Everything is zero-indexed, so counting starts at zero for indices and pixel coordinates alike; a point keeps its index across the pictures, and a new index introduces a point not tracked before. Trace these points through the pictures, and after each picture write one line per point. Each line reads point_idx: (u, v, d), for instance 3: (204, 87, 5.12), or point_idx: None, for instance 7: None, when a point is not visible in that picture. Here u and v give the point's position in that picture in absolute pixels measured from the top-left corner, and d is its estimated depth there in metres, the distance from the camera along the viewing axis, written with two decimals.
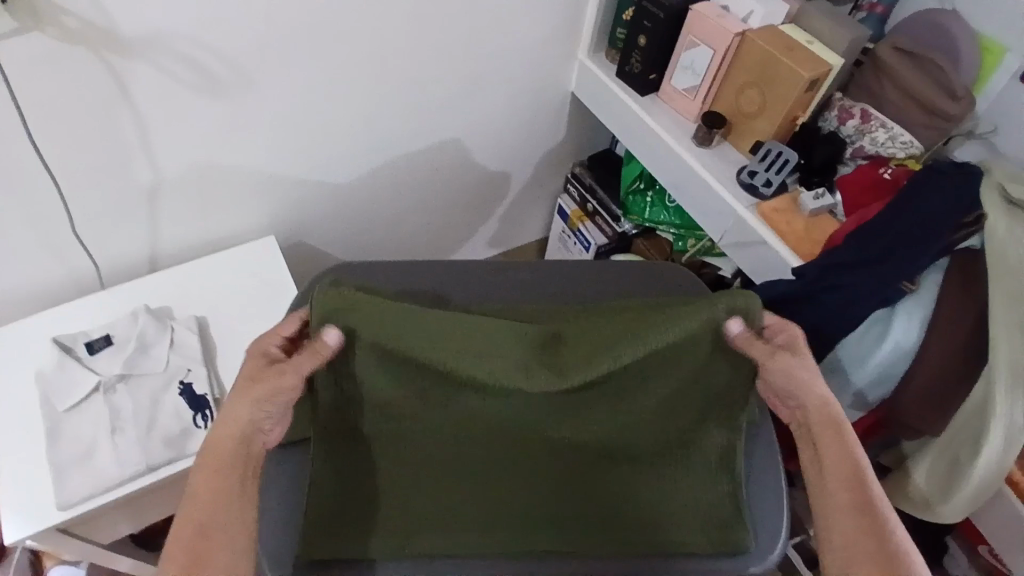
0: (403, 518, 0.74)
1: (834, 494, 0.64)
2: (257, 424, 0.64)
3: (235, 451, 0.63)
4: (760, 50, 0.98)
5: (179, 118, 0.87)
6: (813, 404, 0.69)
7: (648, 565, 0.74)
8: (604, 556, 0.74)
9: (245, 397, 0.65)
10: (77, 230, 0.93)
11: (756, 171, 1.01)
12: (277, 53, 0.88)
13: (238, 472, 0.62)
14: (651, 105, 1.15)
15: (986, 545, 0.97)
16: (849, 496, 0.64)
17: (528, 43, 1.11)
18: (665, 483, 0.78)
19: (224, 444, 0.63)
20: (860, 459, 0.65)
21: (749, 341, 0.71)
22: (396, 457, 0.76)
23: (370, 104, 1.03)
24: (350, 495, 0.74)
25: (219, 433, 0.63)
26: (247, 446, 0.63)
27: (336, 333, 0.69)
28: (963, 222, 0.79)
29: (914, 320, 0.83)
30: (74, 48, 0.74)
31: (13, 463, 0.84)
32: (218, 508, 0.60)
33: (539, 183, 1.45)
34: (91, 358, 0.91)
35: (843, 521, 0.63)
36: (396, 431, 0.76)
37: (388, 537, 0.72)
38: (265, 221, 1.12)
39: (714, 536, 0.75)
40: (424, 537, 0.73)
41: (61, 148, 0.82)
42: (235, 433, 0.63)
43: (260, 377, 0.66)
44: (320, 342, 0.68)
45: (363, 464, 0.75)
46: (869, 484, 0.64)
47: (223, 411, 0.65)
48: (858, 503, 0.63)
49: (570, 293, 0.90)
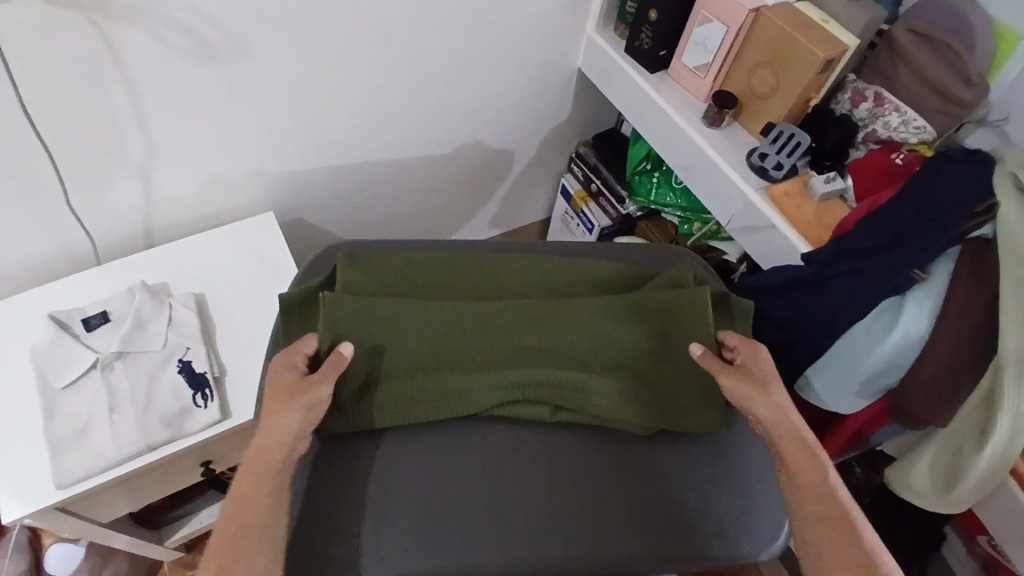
0: (406, 411, 0.74)
1: (802, 502, 0.65)
2: (294, 434, 0.66)
3: (276, 464, 0.65)
4: (774, 28, 0.96)
5: (173, 88, 0.84)
6: (768, 412, 0.70)
7: (648, 496, 0.74)
8: (609, 488, 0.74)
9: (272, 422, 0.66)
10: (72, 204, 0.91)
11: (767, 154, 1.00)
12: (273, 20, 0.85)
13: (276, 480, 0.64)
14: (660, 82, 1.12)
15: (985, 536, 0.98)
16: (815, 504, 0.64)
17: (535, 18, 1.08)
18: (666, 451, 0.77)
19: (268, 454, 0.65)
20: (824, 465, 0.67)
21: (709, 358, 0.73)
22: (397, 393, 0.74)
23: (369, 75, 1.00)
24: (364, 393, 0.74)
25: (260, 445, 0.66)
26: (288, 456, 0.66)
27: (351, 349, 0.72)
28: (976, 210, 0.78)
29: (924, 310, 0.81)
30: (63, 13, 0.71)
31: (10, 441, 0.83)
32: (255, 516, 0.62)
33: (542, 162, 1.43)
34: (88, 334, 0.90)
35: (807, 529, 0.63)
36: (402, 379, 0.75)
37: (396, 414, 0.73)
38: (263, 198, 1.10)
39: (710, 459, 0.77)
40: (426, 407, 0.74)
41: (56, 121, 0.80)
42: (276, 444, 0.66)
43: (294, 391, 0.68)
44: (338, 356, 0.71)
45: (362, 390, 0.74)
46: (836, 490, 0.65)
47: (266, 425, 0.67)
48: (825, 510, 0.64)
49: (548, 247, 0.92)
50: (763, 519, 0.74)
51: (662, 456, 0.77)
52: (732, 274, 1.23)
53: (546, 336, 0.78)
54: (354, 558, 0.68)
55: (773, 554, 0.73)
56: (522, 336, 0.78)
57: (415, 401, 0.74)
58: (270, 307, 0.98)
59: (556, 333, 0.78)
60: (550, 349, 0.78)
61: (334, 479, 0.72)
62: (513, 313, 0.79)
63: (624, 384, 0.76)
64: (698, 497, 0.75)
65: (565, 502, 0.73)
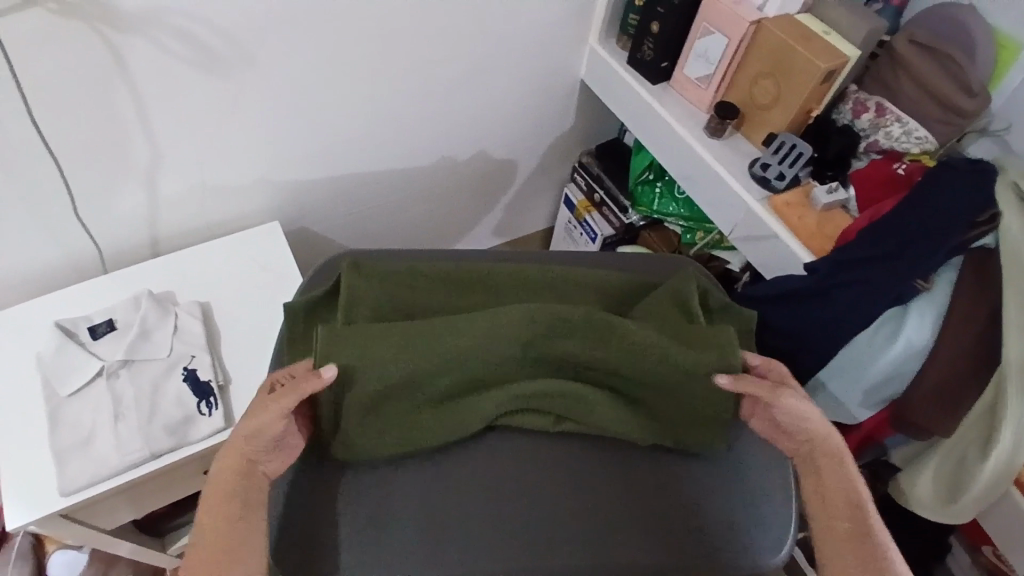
0: (400, 432, 0.74)
1: (833, 518, 0.68)
2: (248, 456, 0.66)
3: (234, 485, 0.65)
4: (776, 40, 0.96)
5: (179, 97, 0.85)
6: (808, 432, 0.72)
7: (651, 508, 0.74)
8: (611, 498, 0.74)
9: (243, 441, 0.67)
10: (78, 212, 0.92)
11: (769, 164, 1.00)
12: (277, 29, 0.85)
13: (239, 502, 0.65)
14: (662, 93, 1.13)
15: (990, 546, 0.98)
16: (847, 522, 0.67)
17: (538, 29, 1.09)
18: (669, 461, 0.77)
19: (227, 477, 0.66)
20: (858, 484, 0.69)
21: (745, 384, 0.73)
22: (392, 419, 0.74)
23: (373, 85, 1.01)
24: (355, 421, 0.73)
25: (220, 470, 0.66)
26: (246, 477, 0.66)
27: (333, 369, 0.70)
28: (977, 220, 0.79)
29: (926, 319, 0.81)
30: (69, 22, 0.71)
31: (15, 449, 0.84)
32: (226, 537, 0.63)
33: (545, 171, 1.43)
34: (94, 343, 0.90)
35: (840, 554, 0.66)
36: (393, 403, 0.74)
37: (376, 437, 0.73)
38: (267, 207, 1.11)
39: (714, 470, 0.77)
40: (417, 428, 0.74)
41: (62, 130, 0.81)
42: (234, 466, 0.66)
43: (254, 411, 0.68)
44: (315, 375, 0.69)
45: (353, 420, 0.73)
46: (867, 510, 0.68)
47: (224, 450, 0.67)
48: (854, 529, 0.67)
49: (550, 258, 0.92)
50: (767, 530, 0.74)
51: (665, 467, 0.77)
52: (735, 283, 1.23)
53: (541, 353, 0.76)
54: (356, 566, 0.68)
55: (776, 565, 0.73)
56: (515, 350, 0.75)
57: (408, 423, 0.74)
58: (275, 315, 0.99)
59: (548, 348, 0.76)
60: (549, 363, 0.77)
61: (336, 487, 0.72)
62: (504, 329, 0.75)
63: (625, 403, 0.77)
64: (702, 508, 0.75)
65: (567, 511, 0.73)
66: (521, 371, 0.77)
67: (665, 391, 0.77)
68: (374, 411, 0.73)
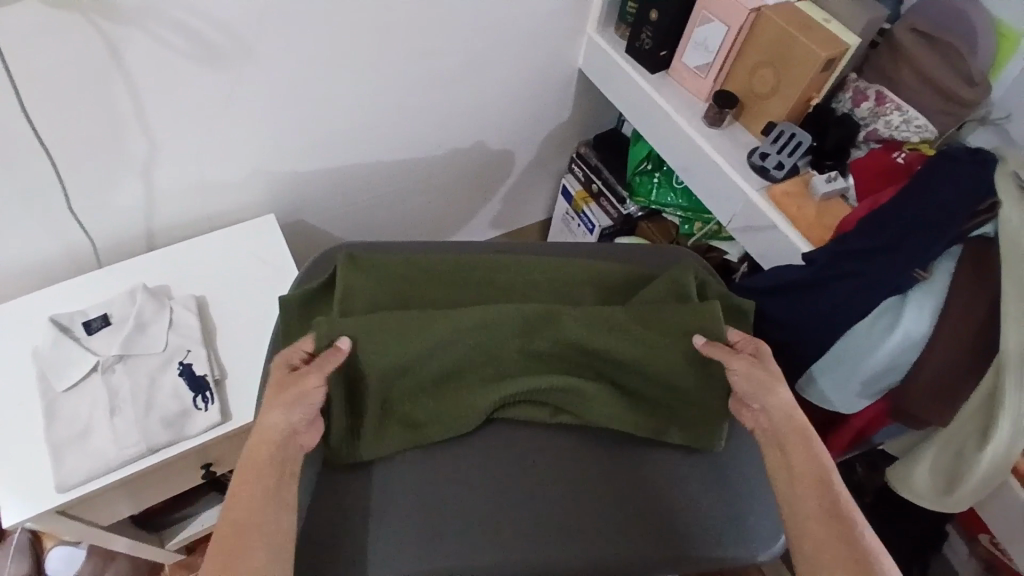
0: (405, 423, 0.74)
1: (801, 492, 0.64)
2: (286, 427, 0.66)
3: (270, 456, 0.64)
4: (775, 28, 0.95)
5: (175, 90, 0.85)
6: (779, 409, 0.69)
7: (649, 500, 0.74)
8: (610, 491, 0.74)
9: (281, 410, 0.66)
10: (72, 206, 0.91)
11: (767, 154, 1.00)
12: (274, 22, 0.85)
13: (275, 473, 0.63)
14: (660, 82, 1.12)
15: (986, 534, 0.98)
16: (815, 497, 0.63)
17: (536, 18, 1.08)
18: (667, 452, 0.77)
19: (264, 448, 0.64)
20: (826, 462, 0.65)
21: (711, 348, 0.74)
22: (400, 405, 0.74)
23: (369, 76, 1.00)
24: (359, 410, 0.73)
25: (256, 442, 0.65)
26: (283, 449, 0.65)
27: (348, 342, 0.71)
28: (977, 210, 0.77)
29: (925, 310, 0.80)
30: (64, 15, 0.71)
31: (11, 444, 0.83)
32: (259, 510, 0.60)
33: (542, 162, 1.43)
34: (89, 337, 0.90)
35: (806, 530, 0.61)
36: (398, 392, 0.74)
37: (376, 431, 0.73)
38: (264, 200, 1.10)
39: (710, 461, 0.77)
40: (420, 419, 0.74)
41: (56, 123, 0.80)
42: (271, 438, 0.65)
43: (286, 384, 0.68)
44: (334, 348, 0.70)
45: (355, 410, 0.73)
46: (835, 487, 0.63)
47: (259, 421, 0.66)
48: (824, 504, 0.62)
49: (547, 248, 0.92)
50: (764, 518, 0.74)
51: (662, 458, 0.77)
52: (733, 274, 1.22)
53: (545, 342, 0.76)
54: (355, 560, 0.68)
55: (774, 556, 0.73)
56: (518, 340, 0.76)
57: (410, 414, 0.74)
58: (271, 308, 0.99)
59: (552, 336, 0.76)
60: (548, 353, 0.76)
61: (334, 481, 0.72)
62: (507, 320, 0.75)
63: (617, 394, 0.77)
64: (698, 499, 0.75)
65: (567, 504, 0.73)
66: (524, 362, 0.76)
67: (661, 383, 0.76)
68: (377, 399, 0.73)
